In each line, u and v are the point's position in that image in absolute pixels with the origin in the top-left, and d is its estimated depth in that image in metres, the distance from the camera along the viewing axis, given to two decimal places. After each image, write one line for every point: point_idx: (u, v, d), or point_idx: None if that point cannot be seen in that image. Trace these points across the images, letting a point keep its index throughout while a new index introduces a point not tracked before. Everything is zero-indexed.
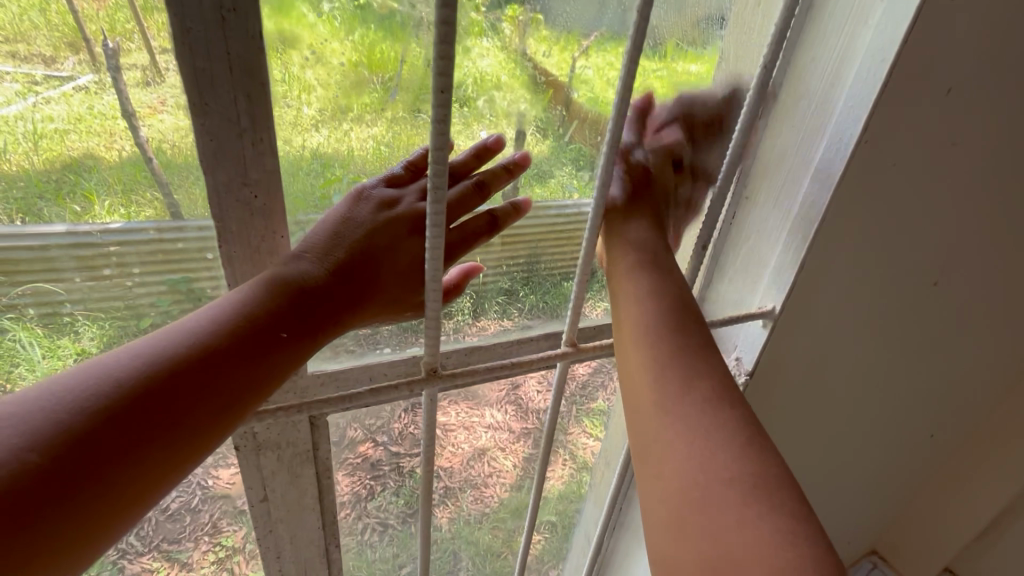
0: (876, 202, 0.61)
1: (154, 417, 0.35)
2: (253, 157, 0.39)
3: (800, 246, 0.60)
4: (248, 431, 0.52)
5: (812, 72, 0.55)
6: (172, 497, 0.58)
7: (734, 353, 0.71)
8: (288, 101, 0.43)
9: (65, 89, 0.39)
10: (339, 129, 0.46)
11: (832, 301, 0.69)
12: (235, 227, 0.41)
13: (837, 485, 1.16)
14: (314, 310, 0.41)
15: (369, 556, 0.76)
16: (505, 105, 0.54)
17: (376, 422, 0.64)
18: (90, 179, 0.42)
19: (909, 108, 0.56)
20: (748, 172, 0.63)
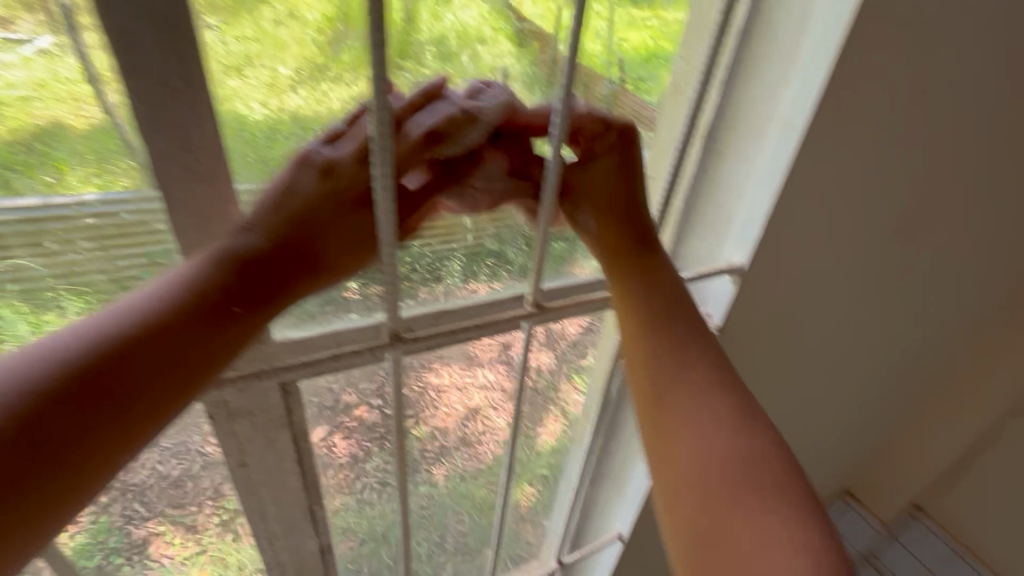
0: (843, 153, 0.61)
1: (103, 397, 0.35)
2: (191, 122, 0.38)
3: (764, 199, 0.60)
4: (219, 401, 0.52)
5: (778, 16, 0.54)
6: (172, 465, 0.59)
7: (704, 308, 0.71)
8: (263, 61, 0.41)
9: (24, 51, 0.36)
10: (317, 90, 0.43)
11: (801, 254, 0.70)
12: (180, 195, 0.40)
13: (810, 430, 1.21)
14: (262, 281, 0.40)
15: (369, 512, 0.78)
16: (491, 60, 0.51)
17: (370, 386, 0.64)
18: (60, 150, 0.39)
19: (874, 54, 0.54)
20: (718, 122, 0.60)
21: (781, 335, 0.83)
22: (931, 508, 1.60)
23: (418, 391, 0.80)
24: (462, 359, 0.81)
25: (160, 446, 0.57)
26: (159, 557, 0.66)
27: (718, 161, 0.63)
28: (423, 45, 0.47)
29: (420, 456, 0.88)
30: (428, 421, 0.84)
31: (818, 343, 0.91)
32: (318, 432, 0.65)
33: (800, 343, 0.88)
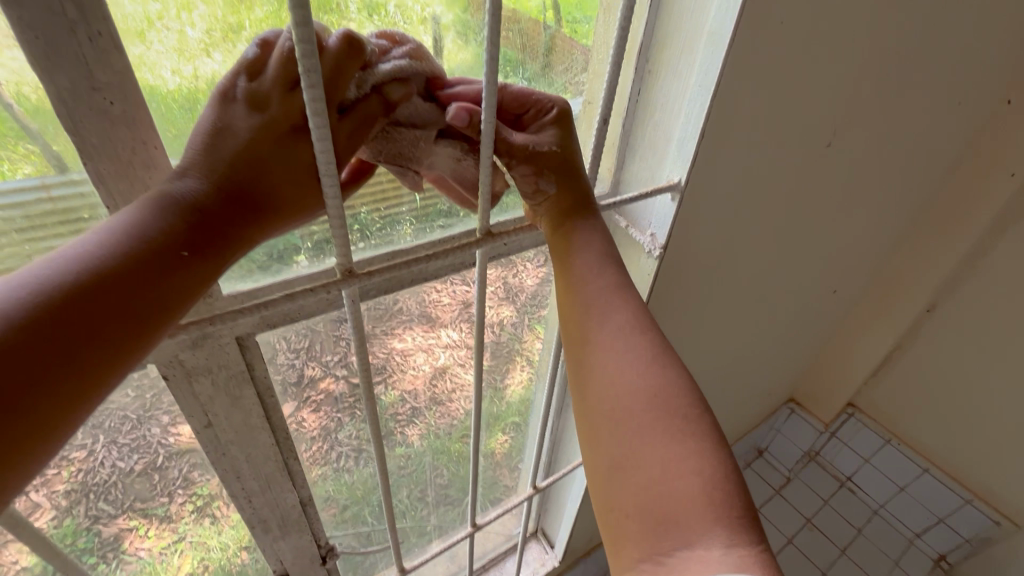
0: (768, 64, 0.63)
1: (56, 350, 0.32)
2: (96, 56, 0.35)
3: (697, 114, 0.62)
4: (173, 360, 0.51)
5: None
6: (135, 460, 0.59)
7: (650, 230, 0.74)
8: (168, 22, 0.40)
9: None
10: (234, 52, 0.44)
11: (735, 169, 0.73)
12: (97, 140, 0.37)
13: (755, 343, 1.31)
14: (212, 228, 0.39)
15: (348, 479, 0.88)
16: (420, 10, 0.51)
17: (332, 358, 0.70)
18: None
19: None
20: (649, 44, 0.63)
21: (722, 252, 0.87)
22: (862, 402, 1.79)
23: (383, 356, 0.80)
24: (427, 321, 0.82)
25: (117, 444, 0.57)
26: (136, 553, 0.68)
27: (653, 81, 0.65)
28: None
29: (392, 418, 0.90)
30: (397, 384, 0.86)
31: (756, 258, 0.97)
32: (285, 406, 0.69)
33: (740, 260, 0.94)
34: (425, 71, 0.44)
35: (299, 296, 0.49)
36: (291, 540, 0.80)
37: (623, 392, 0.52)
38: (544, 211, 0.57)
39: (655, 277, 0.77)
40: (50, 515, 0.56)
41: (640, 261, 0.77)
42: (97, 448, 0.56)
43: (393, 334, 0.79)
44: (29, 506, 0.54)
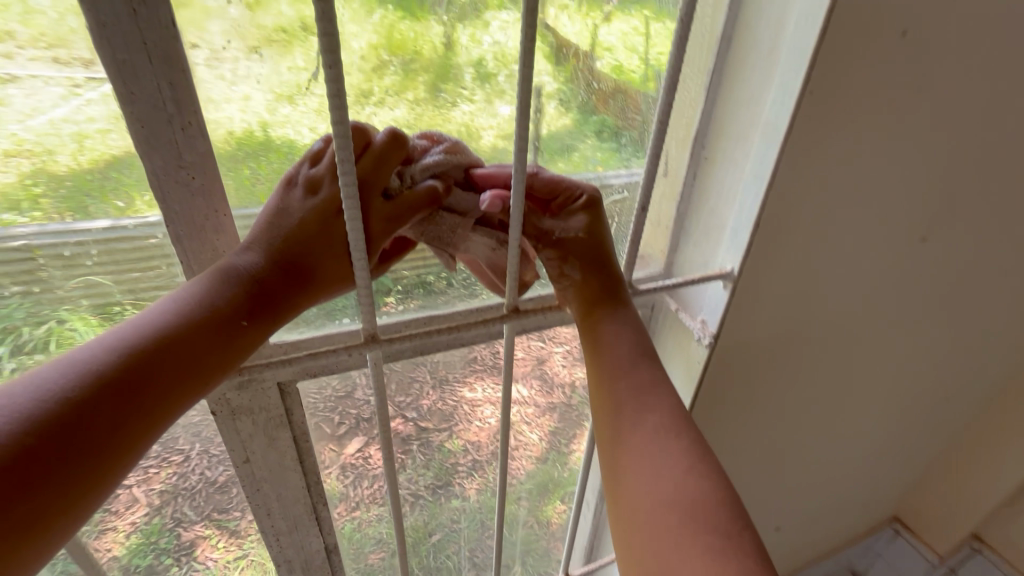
0: (838, 156, 0.59)
1: (125, 403, 0.37)
2: (185, 142, 0.42)
3: (751, 202, 0.60)
4: (221, 399, 0.56)
5: (757, 22, 0.54)
6: (221, 471, 0.65)
7: (700, 316, 0.70)
8: (311, 90, 0.48)
9: (104, 89, 0.41)
10: (363, 113, 0.51)
11: (804, 262, 0.67)
12: (178, 207, 0.44)
13: (841, 450, 1.14)
14: (264, 298, 0.43)
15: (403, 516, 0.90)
16: (530, 79, 0.56)
17: (405, 398, 0.77)
18: (131, 176, 0.45)
19: (858, 52, 0.53)
20: (705, 132, 0.62)
21: (793, 349, 0.79)
22: (991, 538, 1.47)
23: (452, 404, 0.81)
24: (499, 372, 0.83)
25: (209, 454, 0.64)
26: (204, 561, 0.71)
27: (707, 166, 0.64)
28: (463, 66, 0.53)
29: (450, 469, 0.89)
30: (462, 435, 0.86)
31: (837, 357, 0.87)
32: (353, 442, 0.72)
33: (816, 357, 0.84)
34: (464, 162, 0.48)
35: (320, 357, 0.53)
36: None
37: (654, 497, 0.47)
38: (569, 299, 0.57)
39: (706, 366, 0.72)
40: (143, 510, 0.63)
41: (691, 349, 0.73)
42: (192, 454, 0.63)
43: (465, 383, 0.81)
44: (128, 499, 0.61)
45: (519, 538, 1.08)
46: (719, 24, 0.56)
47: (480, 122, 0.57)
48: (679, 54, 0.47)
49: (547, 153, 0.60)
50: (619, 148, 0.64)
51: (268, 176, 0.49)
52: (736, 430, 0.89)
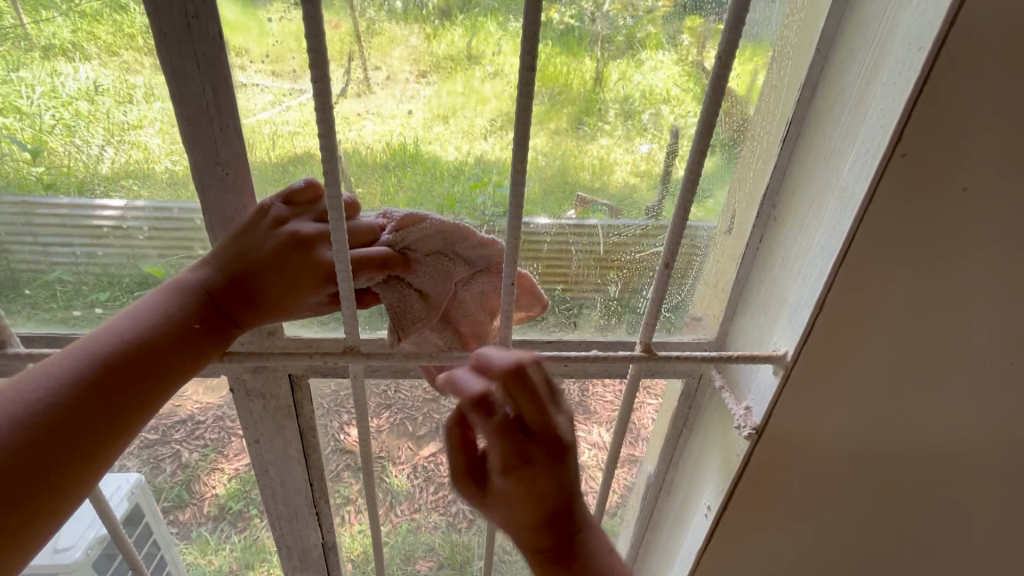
0: (942, 237, 0.47)
1: (115, 388, 0.42)
2: (223, 141, 0.47)
3: (815, 280, 0.49)
4: (239, 379, 0.60)
5: (847, 72, 0.45)
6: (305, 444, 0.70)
7: (745, 402, 0.59)
8: (465, 112, 0.53)
9: (302, 99, 0.49)
10: (504, 138, 0.54)
11: (889, 364, 0.53)
12: (213, 199, 0.49)
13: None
14: (221, 309, 0.46)
15: (457, 538, 0.89)
16: (672, 119, 0.55)
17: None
18: (304, 170, 0.52)
19: (965, 112, 0.42)
20: (776, 190, 0.53)
21: (878, 476, 0.61)
22: None
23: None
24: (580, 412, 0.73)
25: None
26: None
27: (775, 230, 0.55)
28: (609, 103, 0.53)
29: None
30: None
31: (966, 512, 0.63)
32: (430, 445, 0.79)
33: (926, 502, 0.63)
34: (416, 235, 0.49)
35: (296, 358, 0.54)
36: None
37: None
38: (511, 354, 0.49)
39: (745, 462, 0.60)
40: (245, 461, 0.72)
41: (732, 436, 0.62)
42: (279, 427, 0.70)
43: None
44: (237, 447, 0.71)
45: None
46: (802, 71, 0.48)
47: (615, 158, 0.56)
48: (714, 100, 0.42)
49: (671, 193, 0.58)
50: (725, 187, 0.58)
51: (410, 185, 0.55)
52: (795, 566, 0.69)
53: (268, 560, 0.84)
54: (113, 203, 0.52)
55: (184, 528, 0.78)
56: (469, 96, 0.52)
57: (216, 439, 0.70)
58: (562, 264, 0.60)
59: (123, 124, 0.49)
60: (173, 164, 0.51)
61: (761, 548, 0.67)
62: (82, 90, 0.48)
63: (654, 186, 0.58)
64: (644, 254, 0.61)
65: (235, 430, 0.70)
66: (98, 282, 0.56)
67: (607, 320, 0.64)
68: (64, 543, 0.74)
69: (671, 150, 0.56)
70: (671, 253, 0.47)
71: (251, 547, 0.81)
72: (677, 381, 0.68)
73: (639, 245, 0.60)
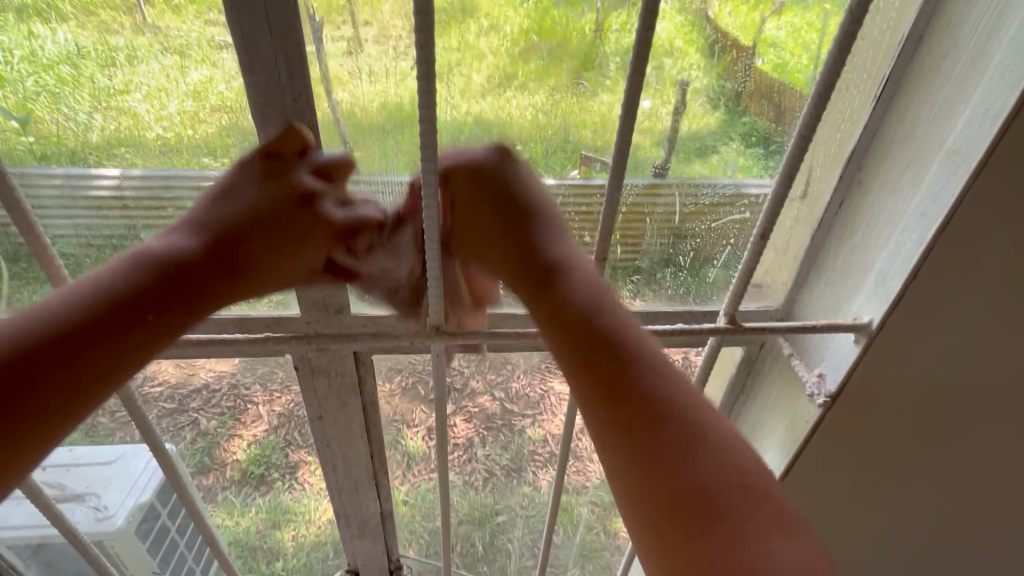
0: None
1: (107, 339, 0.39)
2: (294, 112, 0.44)
3: (912, 247, 0.48)
4: (304, 357, 0.60)
5: (966, 23, 0.43)
6: (331, 422, 0.67)
7: (817, 369, 0.59)
8: (461, 68, 0.49)
9: None
10: (502, 96, 0.51)
11: (973, 313, 0.53)
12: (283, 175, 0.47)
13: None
14: (205, 276, 0.43)
15: (474, 499, 0.91)
16: (674, 73, 0.51)
17: (497, 377, 0.77)
18: None
19: None
20: (863, 151, 0.50)
21: (949, 427, 0.61)
22: None
23: (539, 394, 0.79)
24: None
25: (290, 386, 0.69)
26: (304, 480, 0.79)
27: (855, 194, 0.52)
28: (609, 56, 0.49)
29: (528, 456, 0.86)
30: (544, 425, 0.82)
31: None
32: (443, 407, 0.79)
33: (995, 449, 0.63)
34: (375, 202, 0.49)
35: (385, 338, 0.54)
36: (366, 542, 0.86)
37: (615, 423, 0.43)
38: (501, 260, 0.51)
39: (815, 428, 0.60)
40: (263, 426, 0.71)
41: (801, 402, 0.62)
42: (285, 386, 0.69)
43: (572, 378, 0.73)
44: (255, 414, 0.70)
45: (580, 541, 1.02)
46: (908, 22, 0.45)
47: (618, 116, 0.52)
48: (832, 75, 0.40)
49: (682, 151, 0.55)
50: (765, 154, 0.55)
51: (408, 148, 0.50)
52: (863, 514, 0.70)
53: (295, 520, 0.84)
54: (108, 172, 0.49)
55: (210, 492, 0.77)
56: (465, 52, 0.48)
57: (232, 406, 0.69)
58: (636, 232, 0.59)
59: (109, 90, 0.45)
60: (164, 131, 0.48)
61: (829, 501, 0.68)
62: (62, 54, 0.44)
63: (661, 142, 0.54)
64: (720, 223, 0.60)
65: (254, 396, 0.69)
66: (103, 251, 0.53)
67: (677, 290, 0.63)
68: (109, 510, 0.75)
69: (677, 106, 0.52)
70: (769, 222, 0.47)
71: (277, 509, 0.81)
72: (739, 348, 0.67)
73: (715, 214, 0.59)
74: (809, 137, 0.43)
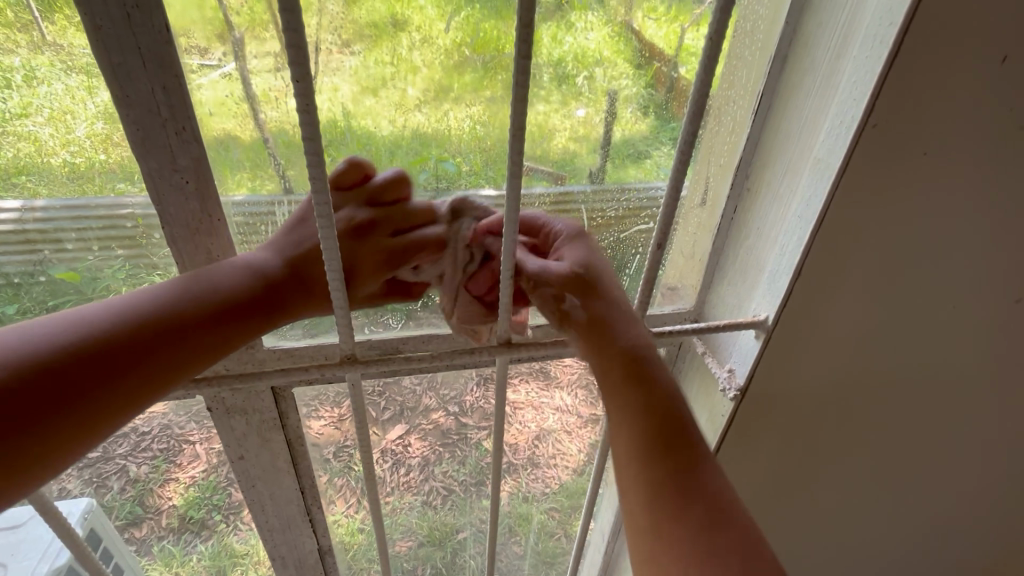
0: (942, 171, 0.50)
1: (135, 367, 0.38)
2: (179, 146, 0.42)
3: (794, 247, 0.52)
4: (217, 397, 0.57)
5: (818, 41, 0.47)
6: (252, 460, 0.64)
7: (727, 365, 0.62)
8: (396, 82, 0.49)
9: (214, 77, 0.43)
10: (439, 109, 0.51)
11: (876, 300, 0.57)
12: (173, 210, 0.44)
13: (942, 544, 0.89)
14: (246, 312, 0.43)
15: (433, 519, 0.89)
16: (605, 82, 0.53)
17: (449, 393, 0.75)
18: (229, 158, 0.47)
19: (919, 90, 0.45)
20: (749, 161, 0.55)
21: (861, 400, 0.67)
22: None
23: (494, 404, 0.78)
24: (543, 377, 0.78)
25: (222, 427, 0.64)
26: (249, 520, 0.75)
27: (742, 201, 0.57)
28: (542, 67, 0.50)
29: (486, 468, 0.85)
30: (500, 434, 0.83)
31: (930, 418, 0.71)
32: (396, 428, 0.76)
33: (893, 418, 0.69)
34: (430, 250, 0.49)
35: (291, 373, 0.52)
36: None
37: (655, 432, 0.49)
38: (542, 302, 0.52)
39: (730, 420, 0.64)
40: (201, 467, 0.67)
41: (717, 398, 0.65)
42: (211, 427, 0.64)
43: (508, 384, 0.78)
44: (190, 455, 0.66)
45: (538, 550, 1.02)
46: (773, 42, 0.49)
47: (554, 124, 0.54)
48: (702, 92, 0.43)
49: (617, 157, 0.57)
50: None
51: None
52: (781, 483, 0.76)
53: (241, 563, 0.79)
54: (7, 206, 0.45)
55: (144, 544, 0.72)
56: (399, 67, 0.48)
57: (165, 448, 0.64)
58: None
59: (5, 114, 0.42)
60: (72, 156, 0.44)
61: (754, 472, 0.74)
62: None
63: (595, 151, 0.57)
64: (629, 233, 0.62)
65: (185, 437, 0.64)
66: (4, 293, 0.48)
67: None
68: None
69: (608, 114, 0.55)
70: (663, 234, 0.50)
71: (221, 555, 0.76)
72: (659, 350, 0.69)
73: (622, 225, 0.61)
74: (689, 151, 0.45)
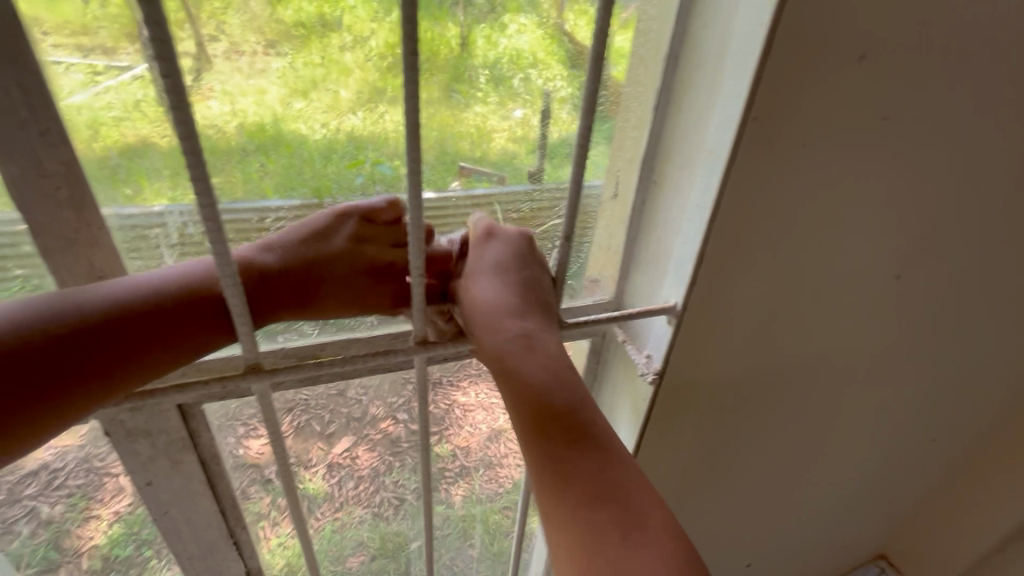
0: (826, 162, 0.55)
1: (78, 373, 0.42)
2: (46, 150, 0.39)
3: (693, 235, 0.56)
4: (115, 419, 0.53)
5: (702, 41, 0.50)
6: (162, 484, 0.60)
7: (646, 351, 0.65)
8: (327, 84, 0.47)
9: (123, 78, 0.41)
10: (374, 111, 0.49)
11: (775, 282, 0.62)
12: (42, 217, 0.41)
13: (845, 491, 1.00)
14: (175, 323, 0.45)
15: (383, 531, 0.86)
16: (541, 83, 0.54)
17: (397, 401, 0.73)
18: (143, 163, 0.44)
19: (796, 87, 0.49)
20: (652, 157, 0.57)
21: (773, 375, 0.73)
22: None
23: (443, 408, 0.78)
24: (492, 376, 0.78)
25: None
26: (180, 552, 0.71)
27: (648, 194, 0.59)
28: (478, 69, 0.51)
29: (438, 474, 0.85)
30: (450, 439, 0.82)
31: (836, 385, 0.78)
32: (342, 441, 0.73)
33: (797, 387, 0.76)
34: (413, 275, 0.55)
35: (189, 389, 0.49)
36: None
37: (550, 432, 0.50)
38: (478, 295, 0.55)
39: (651, 403, 0.67)
40: (126, 500, 0.62)
41: (638, 382, 0.68)
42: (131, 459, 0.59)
43: (458, 386, 0.77)
44: (114, 488, 0.60)
45: (487, 551, 1.02)
46: (666, 42, 0.52)
47: (492, 126, 0.54)
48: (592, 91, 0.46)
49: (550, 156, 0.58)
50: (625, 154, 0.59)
51: (276, 170, 0.49)
52: (706, 457, 0.81)
53: None
54: None
55: None
56: (330, 67, 0.46)
57: (83, 484, 0.58)
58: None
59: None
60: None
61: (684, 452, 0.78)
62: None
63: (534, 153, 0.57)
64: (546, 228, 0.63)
65: (107, 469, 0.59)
66: None
67: None
68: None
69: (543, 111, 0.55)
70: (569, 228, 0.51)
71: None
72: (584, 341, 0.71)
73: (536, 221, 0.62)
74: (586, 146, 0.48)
